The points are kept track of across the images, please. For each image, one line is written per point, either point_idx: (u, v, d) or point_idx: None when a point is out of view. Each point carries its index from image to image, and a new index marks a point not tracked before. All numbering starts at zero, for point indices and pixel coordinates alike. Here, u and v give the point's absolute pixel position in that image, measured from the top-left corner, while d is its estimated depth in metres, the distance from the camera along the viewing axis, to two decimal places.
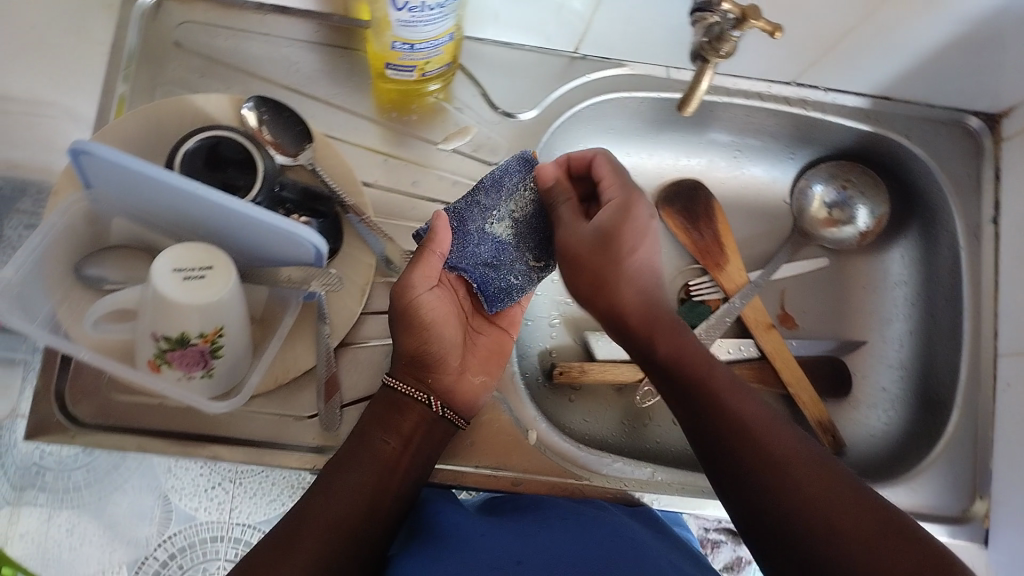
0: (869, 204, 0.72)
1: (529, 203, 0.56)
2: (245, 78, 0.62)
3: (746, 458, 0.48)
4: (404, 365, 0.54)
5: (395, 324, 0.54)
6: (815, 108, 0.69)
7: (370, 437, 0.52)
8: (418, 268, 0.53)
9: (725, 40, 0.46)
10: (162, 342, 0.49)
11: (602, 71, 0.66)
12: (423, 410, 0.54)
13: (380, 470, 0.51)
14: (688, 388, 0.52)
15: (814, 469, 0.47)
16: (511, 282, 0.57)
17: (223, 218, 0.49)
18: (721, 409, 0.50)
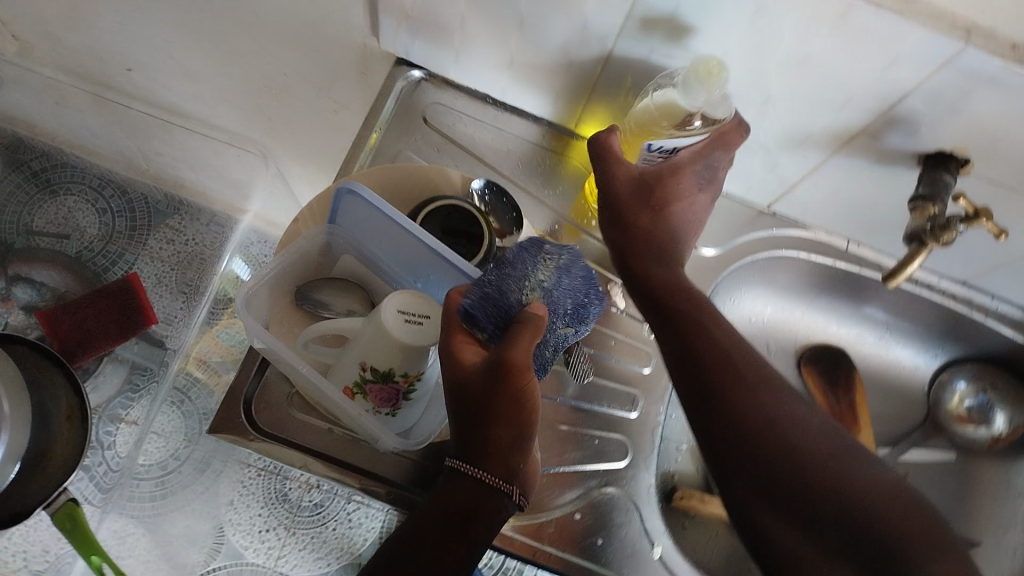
0: (1010, 412, 0.74)
1: (554, 271, 0.52)
2: (474, 163, 0.69)
3: (770, 449, 0.48)
4: (492, 457, 0.49)
5: (492, 413, 0.48)
6: (977, 310, 0.72)
7: (450, 513, 0.50)
8: (523, 342, 0.47)
9: (946, 231, 0.54)
10: (368, 372, 0.53)
11: (786, 230, 0.71)
12: (501, 501, 0.50)
13: (456, 545, 0.49)
14: (715, 384, 0.52)
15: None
16: (544, 359, 0.54)
17: (448, 275, 0.55)
18: (816, 501, 0.45)
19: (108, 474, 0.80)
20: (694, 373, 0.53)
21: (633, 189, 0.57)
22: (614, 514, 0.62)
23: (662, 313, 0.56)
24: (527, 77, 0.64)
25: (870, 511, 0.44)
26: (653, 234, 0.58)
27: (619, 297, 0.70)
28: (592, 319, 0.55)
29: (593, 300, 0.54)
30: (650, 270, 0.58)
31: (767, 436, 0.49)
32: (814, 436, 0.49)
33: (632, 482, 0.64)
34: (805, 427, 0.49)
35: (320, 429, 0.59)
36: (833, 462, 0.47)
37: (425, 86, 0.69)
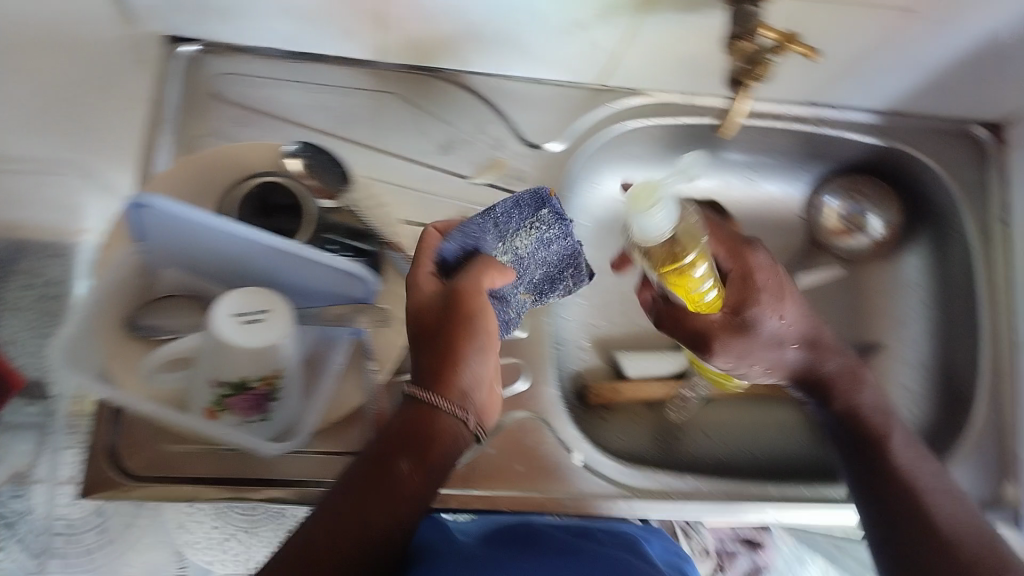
0: (882, 213, 0.74)
1: (536, 238, 0.56)
2: (281, 125, 0.62)
3: (878, 458, 0.56)
4: (444, 376, 0.46)
5: (452, 330, 0.47)
6: (828, 126, 0.71)
7: (392, 458, 0.44)
8: (477, 275, 0.50)
9: (762, 66, 0.53)
10: (222, 387, 0.50)
11: (625, 102, 0.68)
12: (457, 427, 0.46)
13: (392, 495, 0.43)
14: (840, 413, 0.59)
15: (934, 507, 0.53)
16: (511, 316, 0.57)
17: (279, 262, 0.51)
18: (914, 510, 0.53)
19: None
20: (837, 427, 0.60)
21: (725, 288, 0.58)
22: (527, 438, 0.62)
23: (841, 430, 0.59)
24: (306, 18, 0.58)
25: (947, 530, 0.52)
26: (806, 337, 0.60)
27: None
28: (553, 293, 0.61)
29: (564, 276, 0.60)
30: (830, 401, 0.60)
31: (868, 444, 0.57)
32: (913, 441, 0.57)
33: (539, 399, 0.63)
34: (906, 436, 0.58)
35: (201, 454, 0.56)
36: (936, 488, 0.54)
37: (208, 59, 0.62)
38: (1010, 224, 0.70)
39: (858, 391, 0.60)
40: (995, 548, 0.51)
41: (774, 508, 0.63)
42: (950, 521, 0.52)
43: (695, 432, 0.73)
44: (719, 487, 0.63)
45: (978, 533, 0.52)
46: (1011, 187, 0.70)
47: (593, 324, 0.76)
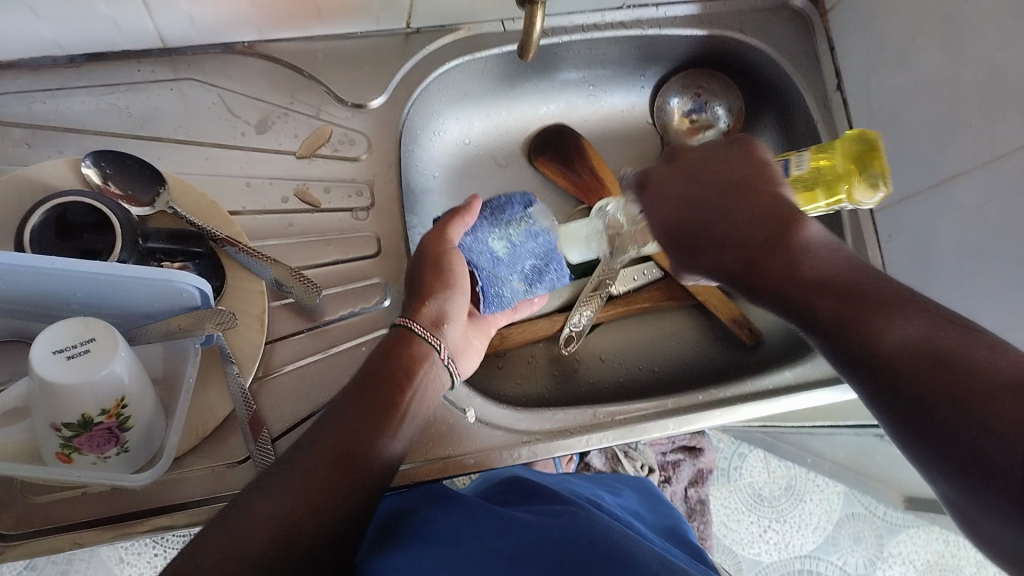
0: (726, 103, 0.74)
1: (524, 229, 0.60)
2: (76, 137, 0.57)
3: (812, 306, 0.41)
4: (420, 308, 0.55)
5: (422, 271, 0.56)
6: (651, 26, 0.70)
7: (377, 369, 0.51)
8: (448, 223, 0.58)
9: None
10: (64, 430, 0.46)
11: (440, 41, 0.65)
12: (432, 358, 0.54)
13: (362, 445, 0.47)
14: (747, 270, 0.45)
15: (818, 294, 0.41)
16: (503, 294, 0.61)
17: (94, 287, 0.46)
18: (880, 366, 0.37)
19: None
20: (751, 288, 0.45)
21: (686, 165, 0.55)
22: None
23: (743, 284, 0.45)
24: (64, 18, 0.53)
25: (913, 382, 0.35)
26: None
27: (313, 197, 0.61)
28: (545, 285, 0.63)
29: (551, 270, 0.62)
30: (697, 259, 0.49)
31: (801, 296, 0.42)
32: (840, 270, 0.42)
33: None
34: (826, 265, 0.42)
35: (71, 500, 0.52)
36: (885, 313, 0.38)
37: None
38: (846, 88, 0.70)
39: (714, 217, 0.48)
40: (886, 287, 0.39)
41: (675, 421, 0.63)
42: (824, 285, 0.41)
43: (592, 360, 0.73)
44: (619, 412, 0.63)
45: (861, 280, 0.41)
46: (839, 52, 0.71)
47: None
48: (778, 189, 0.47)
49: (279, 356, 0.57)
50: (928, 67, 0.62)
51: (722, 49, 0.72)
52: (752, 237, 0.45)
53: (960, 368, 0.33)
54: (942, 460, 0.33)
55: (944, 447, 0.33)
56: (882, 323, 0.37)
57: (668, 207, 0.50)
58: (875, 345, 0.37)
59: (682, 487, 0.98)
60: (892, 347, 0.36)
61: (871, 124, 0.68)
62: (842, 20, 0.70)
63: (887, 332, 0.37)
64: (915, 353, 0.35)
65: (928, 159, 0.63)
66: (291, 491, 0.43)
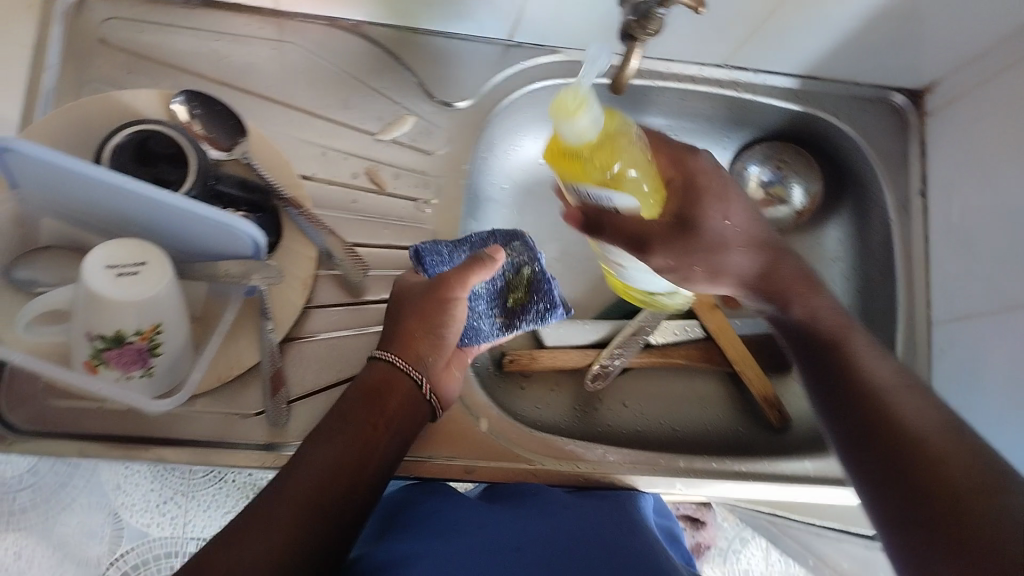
0: (804, 182, 0.74)
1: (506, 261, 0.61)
2: (176, 74, 0.60)
3: (840, 363, 0.52)
4: (408, 344, 0.54)
5: (418, 307, 0.55)
6: (746, 90, 0.70)
7: (350, 411, 0.51)
8: (464, 266, 0.55)
9: (652, 19, 0.47)
10: (98, 341, 0.47)
11: (537, 59, 0.66)
12: (411, 386, 0.54)
13: (335, 487, 0.47)
14: (806, 330, 0.55)
15: (849, 339, 0.53)
16: (480, 328, 0.61)
17: (157, 213, 0.48)
18: (888, 435, 0.47)
19: None
20: (799, 335, 0.56)
21: (709, 169, 0.56)
22: None
23: (800, 335, 0.55)
24: None
25: (921, 465, 0.44)
26: (778, 268, 0.57)
27: (379, 179, 0.62)
28: (527, 321, 0.62)
29: (535, 303, 0.62)
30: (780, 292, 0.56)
31: (835, 356, 0.52)
32: (834, 328, 0.54)
33: None
34: (828, 324, 0.54)
35: (90, 409, 0.54)
36: (895, 397, 0.49)
37: (91, 4, 0.60)
38: (929, 195, 0.69)
39: (743, 258, 0.57)
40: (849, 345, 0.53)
41: (684, 483, 0.62)
42: (830, 343, 0.53)
43: (615, 403, 0.72)
44: (631, 459, 0.62)
45: (835, 343, 0.53)
46: (930, 157, 0.70)
47: None
48: (785, 251, 0.58)
49: (314, 323, 0.58)
50: (1013, 190, 0.60)
51: (812, 127, 0.72)
52: (762, 270, 0.57)
53: (951, 455, 0.44)
54: (885, 489, 0.46)
55: (873, 479, 0.47)
56: (868, 373, 0.51)
57: (673, 181, 0.56)
58: (874, 393, 0.49)
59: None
60: (876, 403, 0.49)
61: (947, 236, 0.67)
62: (939, 126, 0.69)
63: (879, 386, 0.49)
64: (932, 437, 0.45)
65: (997, 283, 0.61)
66: (266, 536, 0.44)
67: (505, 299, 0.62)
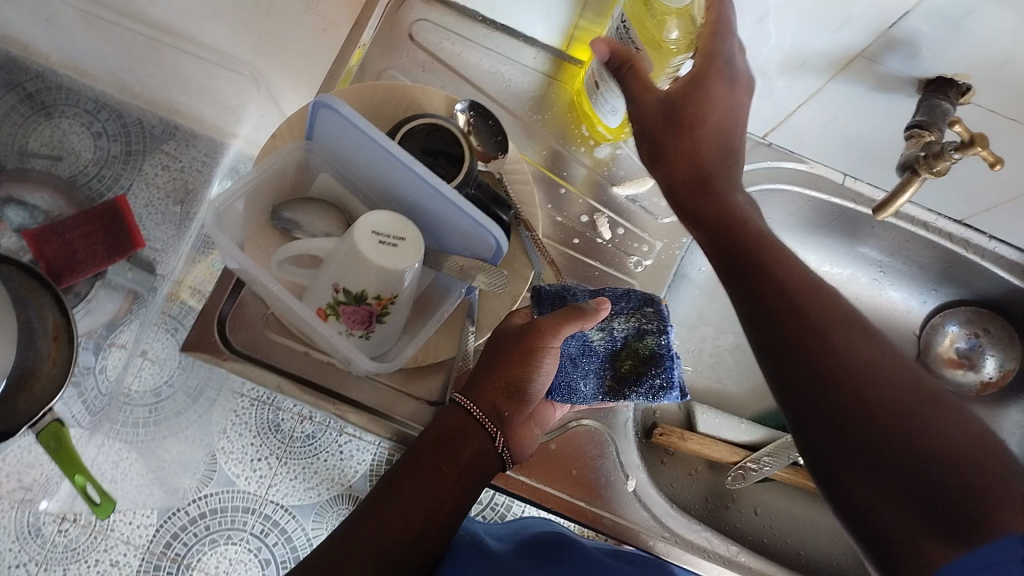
0: (1000, 357, 0.72)
1: (630, 326, 0.55)
2: (460, 83, 0.66)
3: (791, 321, 0.47)
4: (487, 392, 0.54)
5: (506, 354, 0.54)
6: (974, 251, 0.70)
7: (422, 458, 0.52)
8: (560, 317, 0.53)
9: (941, 159, 0.54)
10: (340, 294, 0.52)
11: (781, 163, 0.69)
12: (484, 438, 0.54)
13: (397, 544, 0.49)
14: (734, 246, 0.51)
15: (765, 249, 0.50)
16: (578, 387, 0.58)
17: (427, 198, 0.53)
18: (872, 409, 0.43)
19: (97, 397, 0.82)
20: (714, 242, 0.53)
21: (659, 113, 0.53)
22: (590, 446, 0.62)
23: (717, 237, 0.52)
24: None
25: (908, 449, 0.41)
26: (708, 165, 0.53)
27: (605, 228, 0.66)
28: (634, 395, 0.57)
29: (647, 377, 0.56)
30: (696, 203, 0.53)
31: (789, 306, 0.47)
32: (831, 303, 0.48)
33: (610, 415, 0.64)
34: (794, 271, 0.49)
35: (296, 351, 0.58)
36: (873, 361, 0.44)
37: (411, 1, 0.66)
38: None
39: (714, 175, 0.53)
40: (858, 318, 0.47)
41: None
42: (781, 287, 0.48)
43: (745, 508, 0.72)
44: (760, 566, 0.63)
45: (811, 293, 0.48)
46: None
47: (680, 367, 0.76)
48: (729, 150, 0.54)
49: None
50: None
51: None
52: (689, 164, 0.53)
53: (937, 434, 0.41)
54: (859, 466, 0.43)
55: (838, 450, 0.44)
56: (838, 349, 0.45)
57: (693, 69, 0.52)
58: (837, 358, 0.45)
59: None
60: (858, 376, 0.44)
61: None
62: None
63: (846, 337, 0.45)
64: (913, 406, 0.42)
65: None
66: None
67: (617, 365, 0.57)
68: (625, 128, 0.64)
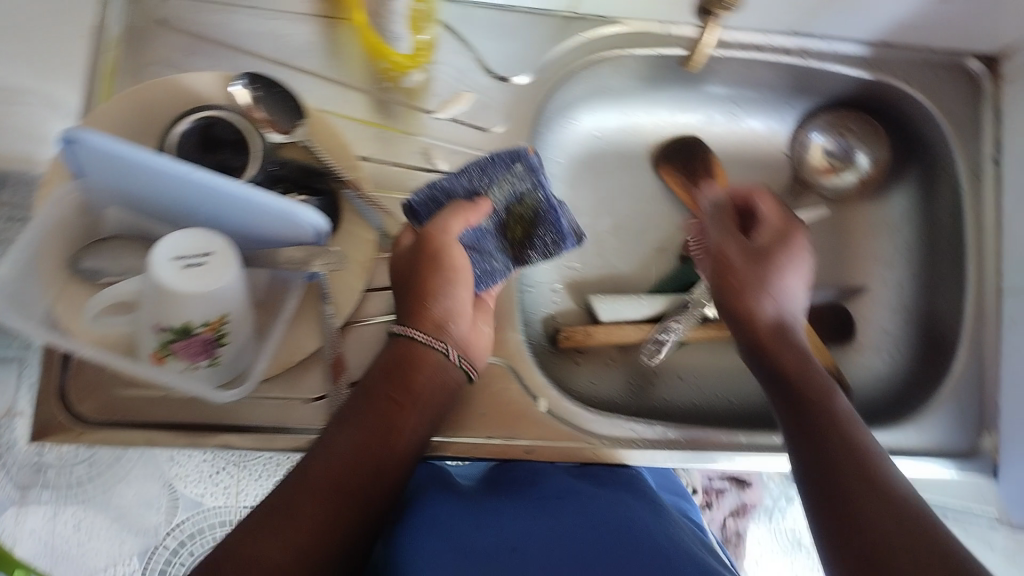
0: (869, 151, 0.71)
1: (511, 192, 0.57)
2: (234, 55, 0.59)
3: (821, 422, 0.51)
4: (424, 314, 0.54)
5: (423, 266, 0.54)
6: (815, 58, 0.68)
7: (374, 391, 0.51)
8: (449, 216, 0.54)
9: None
10: (165, 333, 0.47)
11: (597, 32, 0.64)
12: (438, 356, 0.53)
13: (354, 480, 0.47)
14: (785, 377, 0.54)
15: (831, 399, 0.52)
16: (492, 267, 0.59)
17: (221, 202, 0.48)
18: (871, 504, 0.45)
19: (23, 468, 0.67)
20: (774, 384, 0.55)
21: (743, 254, 0.61)
22: (492, 383, 0.60)
23: (777, 383, 0.55)
24: None
25: (901, 547, 0.43)
26: (775, 329, 0.58)
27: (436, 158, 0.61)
28: (539, 255, 0.59)
29: (545, 236, 0.58)
30: (777, 351, 0.56)
31: (831, 433, 0.50)
32: (864, 445, 0.49)
33: (504, 345, 0.62)
34: (818, 390, 0.53)
35: (156, 398, 0.54)
36: (865, 478, 0.47)
37: None
38: (1003, 162, 0.66)
39: (789, 335, 0.58)
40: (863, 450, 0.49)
41: (743, 458, 0.62)
42: (828, 413, 0.51)
43: (669, 378, 0.72)
44: (690, 435, 0.62)
45: (827, 422, 0.50)
46: (1006, 124, 0.67)
47: (568, 264, 0.73)
48: (788, 321, 0.59)
49: (371, 307, 0.59)
50: None
51: (881, 94, 0.69)
52: (744, 297, 0.59)
53: (914, 546, 0.43)
54: (851, 557, 0.44)
55: (858, 555, 0.44)
56: (857, 457, 0.48)
57: (761, 244, 0.62)
58: (853, 461, 0.48)
59: (719, 515, 0.93)
60: (864, 480, 0.47)
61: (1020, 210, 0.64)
62: (1017, 92, 0.66)
63: (904, 498, 0.46)
64: (904, 528, 0.44)
65: None
66: (295, 519, 0.44)
67: (510, 231, 0.59)
68: (420, 53, 0.58)
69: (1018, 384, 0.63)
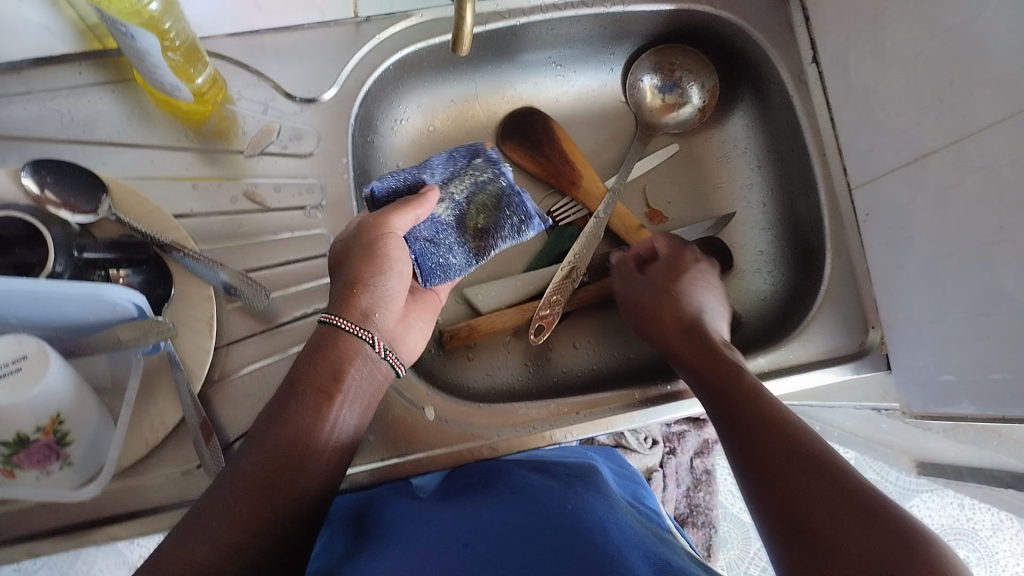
0: (699, 82, 0.74)
1: (469, 185, 0.57)
2: (21, 144, 0.57)
3: (727, 389, 0.52)
4: (349, 304, 0.53)
5: (353, 257, 0.53)
6: (614, 2, 0.68)
7: (304, 382, 0.49)
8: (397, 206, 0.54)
9: None
10: (1, 448, 0.45)
11: (390, 29, 0.63)
12: (366, 350, 0.52)
13: (284, 487, 0.45)
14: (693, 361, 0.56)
15: (733, 364, 0.54)
16: (450, 261, 0.59)
17: (29, 304, 0.45)
18: (774, 443, 0.45)
19: None
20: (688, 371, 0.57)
21: (641, 280, 0.65)
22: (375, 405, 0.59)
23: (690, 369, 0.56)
24: None
25: (798, 474, 0.42)
26: (684, 325, 0.60)
27: (262, 195, 0.60)
28: (499, 244, 0.58)
29: (504, 220, 0.57)
30: (682, 348, 0.58)
31: (730, 389, 0.52)
32: (758, 395, 0.50)
33: None
34: (722, 364, 0.54)
35: (25, 511, 0.52)
36: (769, 421, 0.47)
37: None
38: (820, 60, 0.67)
39: (689, 319, 0.60)
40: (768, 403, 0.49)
41: (642, 414, 0.61)
42: (730, 374, 0.53)
43: (564, 349, 0.71)
44: (585, 403, 0.62)
45: (734, 387, 0.52)
46: (813, 21, 0.68)
47: None
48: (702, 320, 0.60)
49: (235, 358, 0.56)
50: (895, 37, 0.59)
51: (690, 22, 0.71)
52: (661, 310, 0.62)
53: (814, 469, 0.42)
54: (764, 500, 0.43)
55: (769, 495, 0.43)
56: (756, 407, 0.49)
57: (667, 252, 0.67)
58: (758, 411, 0.48)
59: (686, 458, 0.92)
60: (764, 424, 0.47)
61: (845, 102, 0.65)
62: None
63: (811, 438, 0.45)
64: (807, 452, 0.43)
65: (905, 137, 0.59)
66: (228, 521, 0.42)
67: (470, 223, 0.58)
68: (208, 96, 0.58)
69: (886, 268, 0.63)
